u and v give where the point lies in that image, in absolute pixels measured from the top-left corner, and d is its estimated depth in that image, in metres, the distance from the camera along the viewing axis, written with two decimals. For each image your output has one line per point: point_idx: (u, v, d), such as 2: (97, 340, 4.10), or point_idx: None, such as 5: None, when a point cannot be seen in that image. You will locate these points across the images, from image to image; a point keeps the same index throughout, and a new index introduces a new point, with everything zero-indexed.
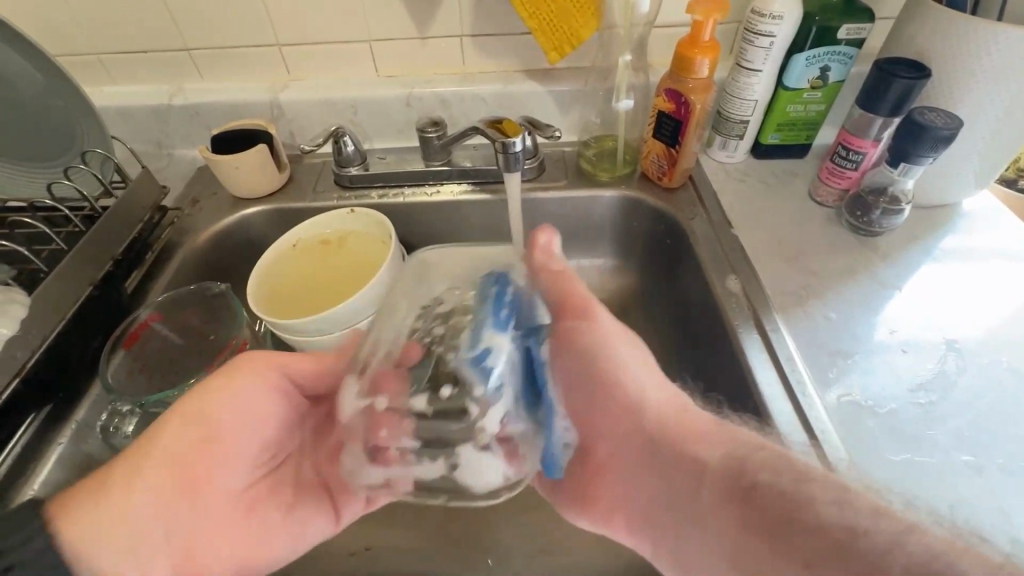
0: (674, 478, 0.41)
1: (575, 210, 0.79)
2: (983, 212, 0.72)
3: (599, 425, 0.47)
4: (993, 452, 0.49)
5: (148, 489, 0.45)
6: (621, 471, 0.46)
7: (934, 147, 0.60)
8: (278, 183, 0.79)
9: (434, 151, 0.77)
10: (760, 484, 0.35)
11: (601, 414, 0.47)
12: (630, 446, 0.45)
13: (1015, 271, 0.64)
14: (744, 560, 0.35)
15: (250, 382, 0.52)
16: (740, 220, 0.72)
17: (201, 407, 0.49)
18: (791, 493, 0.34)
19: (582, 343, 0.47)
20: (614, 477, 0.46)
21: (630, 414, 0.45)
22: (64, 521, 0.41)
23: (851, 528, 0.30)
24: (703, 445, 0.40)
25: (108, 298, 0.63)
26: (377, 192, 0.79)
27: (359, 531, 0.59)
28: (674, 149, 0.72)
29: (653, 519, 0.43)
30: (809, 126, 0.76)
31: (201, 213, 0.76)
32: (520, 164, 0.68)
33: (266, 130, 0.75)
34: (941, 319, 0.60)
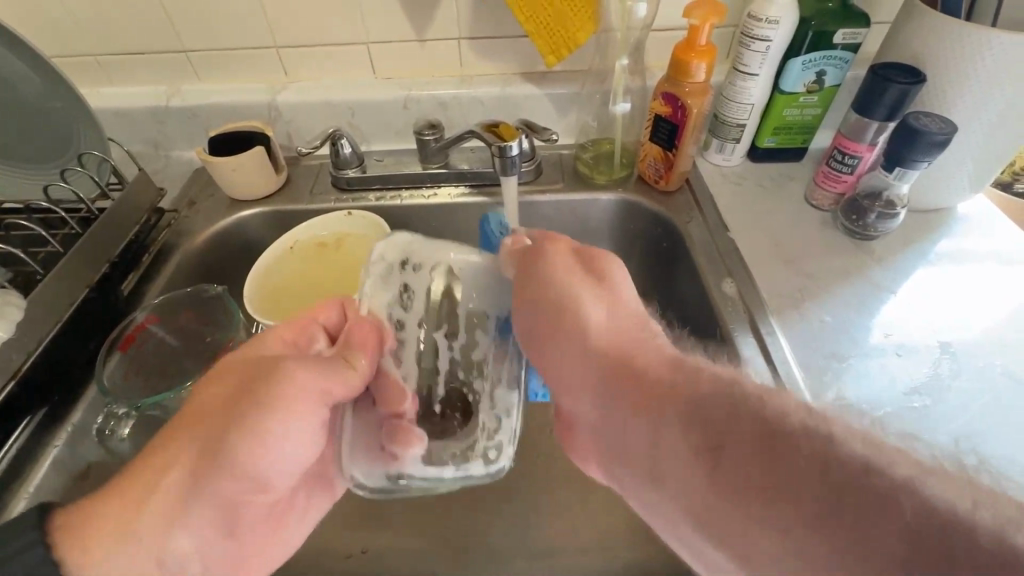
0: (637, 419, 0.35)
1: (572, 212, 0.79)
2: (978, 216, 0.72)
3: (551, 362, 0.42)
4: (987, 455, 0.49)
5: (188, 525, 0.42)
6: (587, 416, 0.40)
7: (929, 151, 0.60)
8: (276, 185, 0.79)
9: (432, 154, 0.77)
10: (780, 433, 0.29)
11: (551, 347, 0.42)
12: (590, 383, 0.39)
13: (1009, 275, 0.65)
14: (738, 523, 0.29)
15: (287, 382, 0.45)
16: (736, 223, 0.72)
17: (241, 432, 0.43)
18: (820, 456, 0.27)
19: (532, 286, 0.46)
20: (583, 420, 0.41)
21: (581, 342, 0.41)
22: (88, 566, 0.38)
23: (862, 465, 0.26)
24: (674, 384, 0.34)
25: (105, 300, 0.63)
26: (375, 194, 0.79)
27: (356, 533, 0.59)
28: (670, 152, 0.72)
29: (615, 469, 0.37)
30: (805, 130, 0.76)
31: (198, 215, 0.76)
32: (517, 168, 0.68)
33: (263, 132, 0.75)
34: (935, 322, 0.60)
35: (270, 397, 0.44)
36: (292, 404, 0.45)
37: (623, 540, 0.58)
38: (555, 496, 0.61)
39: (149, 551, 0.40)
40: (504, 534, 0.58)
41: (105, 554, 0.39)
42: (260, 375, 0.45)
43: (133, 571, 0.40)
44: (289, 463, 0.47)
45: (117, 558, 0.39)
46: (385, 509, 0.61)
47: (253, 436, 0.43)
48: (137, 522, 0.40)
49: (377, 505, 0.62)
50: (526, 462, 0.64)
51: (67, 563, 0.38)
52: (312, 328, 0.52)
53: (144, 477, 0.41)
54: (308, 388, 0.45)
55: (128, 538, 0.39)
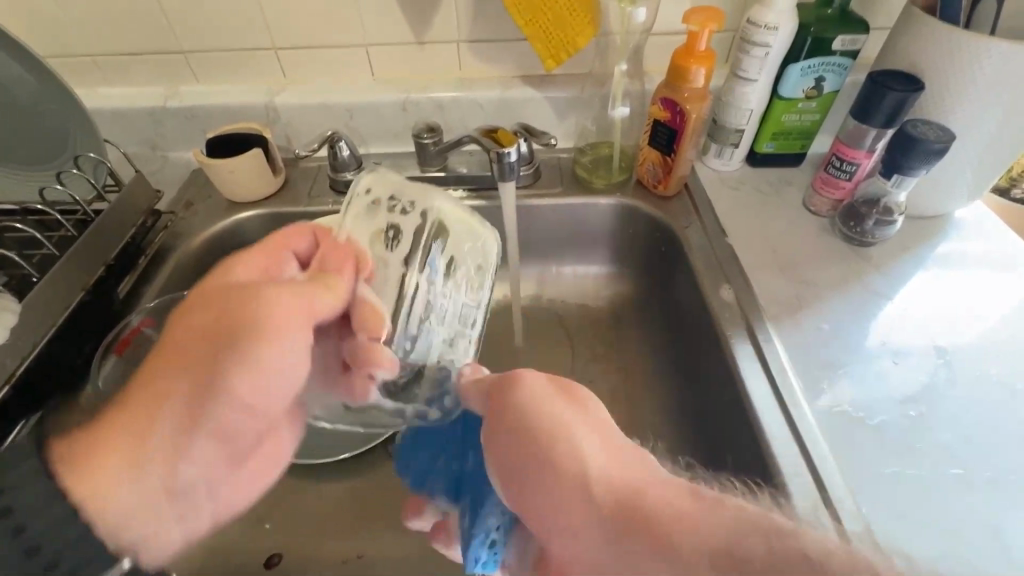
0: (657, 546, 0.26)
1: (570, 216, 0.79)
2: (975, 222, 0.72)
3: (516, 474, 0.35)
4: (984, 465, 0.49)
5: (194, 458, 0.38)
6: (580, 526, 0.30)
7: (926, 159, 0.60)
8: (273, 188, 0.78)
9: (430, 157, 0.77)
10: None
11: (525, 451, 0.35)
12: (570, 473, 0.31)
13: (1006, 282, 0.65)
14: None
15: (285, 305, 0.43)
16: (734, 229, 0.72)
17: (227, 355, 0.39)
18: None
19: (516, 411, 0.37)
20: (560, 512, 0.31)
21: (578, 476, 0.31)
22: (95, 503, 0.35)
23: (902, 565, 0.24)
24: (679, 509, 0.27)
25: (99, 304, 0.62)
26: None
27: (352, 538, 0.59)
28: (669, 157, 0.72)
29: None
30: (804, 136, 0.76)
31: (196, 217, 0.76)
32: (515, 173, 0.68)
33: (261, 134, 0.75)
34: (932, 330, 0.60)
35: (255, 321, 0.41)
36: (274, 300, 0.43)
37: None
38: None
39: (158, 493, 0.36)
40: None
41: (103, 495, 0.35)
42: (231, 302, 0.42)
43: (140, 502, 0.36)
44: (285, 397, 0.44)
45: (123, 497, 0.35)
46: (382, 513, 0.61)
47: (243, 358, 0.40)
48: (139, 455, 0.36)
49: (373, 510, 0.61)
50: None
51: (73, 494, 0.34)
52: (283, 253, 0.49)
53: (129, 411, 0.37)
54: (291, 307, 0.43)
55: (130, 471, 0.35)
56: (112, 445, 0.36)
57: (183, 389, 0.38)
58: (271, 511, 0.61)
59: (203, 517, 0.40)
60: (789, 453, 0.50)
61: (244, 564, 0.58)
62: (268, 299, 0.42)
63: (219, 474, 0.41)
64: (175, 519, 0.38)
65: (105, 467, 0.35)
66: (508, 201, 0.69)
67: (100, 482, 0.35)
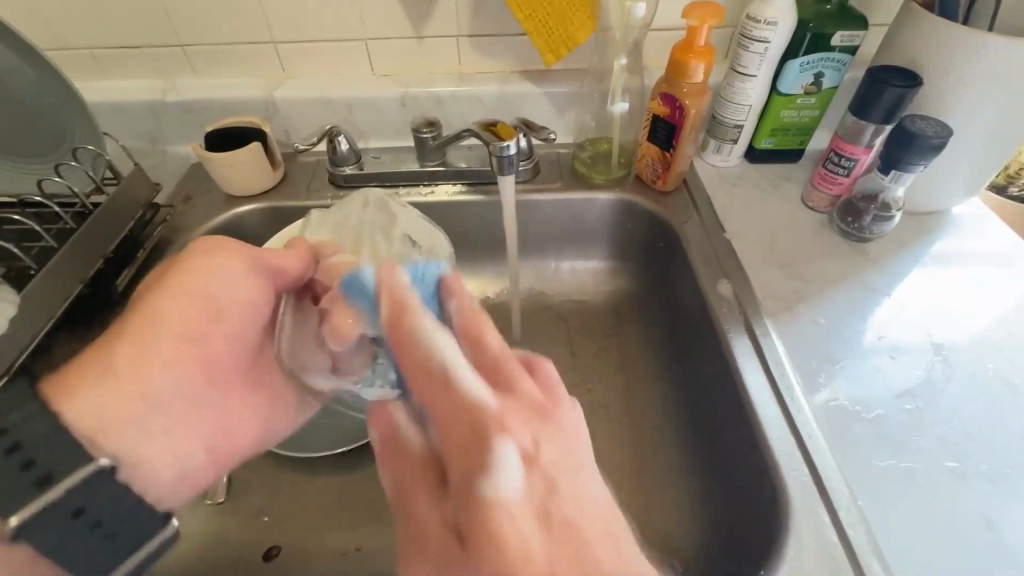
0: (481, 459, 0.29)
1: (570, 211, 0.79)
2: (972, 219, 0.72)
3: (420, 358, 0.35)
4: (979, 460, 0.50)
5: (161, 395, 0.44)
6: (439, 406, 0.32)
7: (924, 154, 0.60)
8: (273, 182, 0.78)
9: (429, 152, 0.77)
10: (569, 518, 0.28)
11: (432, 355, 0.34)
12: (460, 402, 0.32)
13: (1002, 278, 0.65)
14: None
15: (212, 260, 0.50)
16: (732, 225, 0.72)
17: (189, 308, 0.47)
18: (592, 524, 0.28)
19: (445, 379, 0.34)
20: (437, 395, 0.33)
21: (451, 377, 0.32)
22: (100, 434, 0.41)
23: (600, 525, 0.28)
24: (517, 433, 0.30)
25: (98, 297, 0.62)
26: (372, 192, 0.79)
27: (351, 531, 0.59)
28: (668, 152, 0.72)
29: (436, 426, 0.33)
30: (803, 132, 0.76)
31: (194, 210, 0.76)
32: (515, 167, 0.68)
33: (260, 128, 0.75)
34: (929, 325, 0.60)
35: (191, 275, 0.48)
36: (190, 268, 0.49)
37: None
38: None
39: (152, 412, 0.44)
40: None
41: (117, 419, 0.42)
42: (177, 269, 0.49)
43: (147, 416, 0.43)
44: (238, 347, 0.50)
45: (132, 434, 0.42)
46: (381, 506, 0.61)
47: (178, 303, 0.47)
48: (116, 393, 0.42)
49: (372, 503, 0.61)
50: None
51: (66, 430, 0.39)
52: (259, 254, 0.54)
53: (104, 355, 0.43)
54: (232, 269, 0.50)
55: (107, 391, 0.42)
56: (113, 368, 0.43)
57: (164, 335, 0.46)
58: (269, 505, 0.62)
59: (190, 452, 0.46)
60: (787, 446, 0.50)
61: (243, 556, 0.58)
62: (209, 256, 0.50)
63: (186, 410, 0.46)
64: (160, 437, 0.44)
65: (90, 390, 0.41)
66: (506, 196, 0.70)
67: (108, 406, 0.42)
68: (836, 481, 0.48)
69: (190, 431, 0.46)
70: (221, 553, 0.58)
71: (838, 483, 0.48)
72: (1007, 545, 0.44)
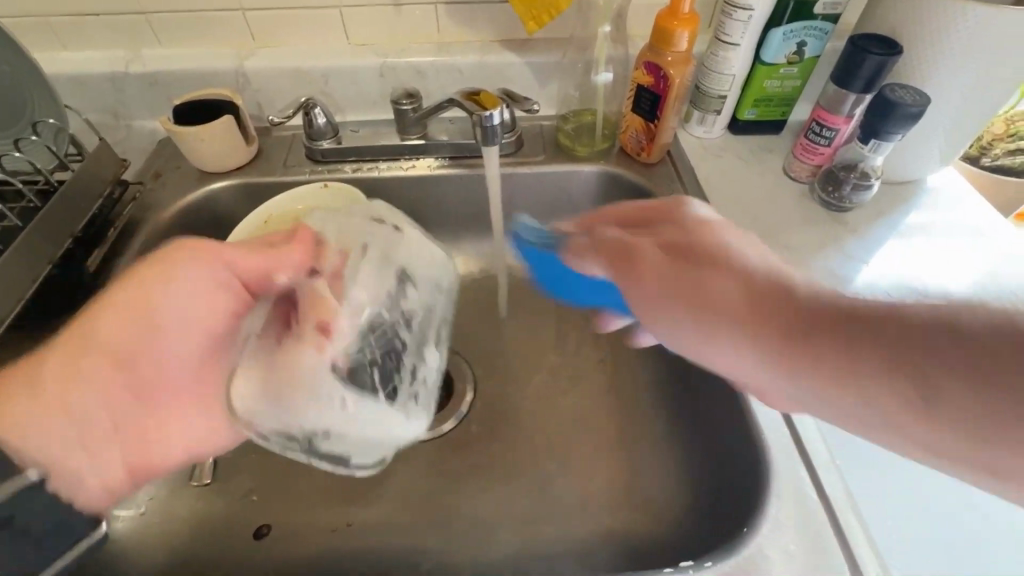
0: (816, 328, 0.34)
1: (554, 184, 0.78)
2: (946, 188, 0.74)
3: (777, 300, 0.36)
4: None
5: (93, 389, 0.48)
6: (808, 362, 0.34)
7: (903, 123, 0.61)
8: (247, 157, 0.76)
9: (410, 124, 0.75)
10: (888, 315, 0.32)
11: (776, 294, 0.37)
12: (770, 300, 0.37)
13: (973, 245, 0.67)
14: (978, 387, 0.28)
15: (169, 264, 0.52)
16: (715, 197, 0.73)
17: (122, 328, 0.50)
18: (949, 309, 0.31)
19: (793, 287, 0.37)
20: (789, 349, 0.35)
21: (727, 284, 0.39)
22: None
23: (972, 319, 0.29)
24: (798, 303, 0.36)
25: (68, 276, 0.60)
26: (351, 166, 0.77)
27: (342, 508, 0.59)
28: (652, 123, 0.72)
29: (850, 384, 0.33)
30: (785, 102, 0.76)
31: (165, 187, 0.73)
32: (498, 138, 0.67)
33: (232, 100, 0.72)
34: (905, 292, 0.62)
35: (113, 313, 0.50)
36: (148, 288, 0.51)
37: (604, 505, 0.58)
38: (536, 464, 0.61)
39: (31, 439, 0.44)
40: (489, 502, 0.59)
41: (37, 431, 0.44)
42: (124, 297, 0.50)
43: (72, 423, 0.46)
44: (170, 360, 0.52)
45: (50, 433, 0.44)
46: (370, 483, 0.61)
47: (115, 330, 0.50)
48: (40, 385, 0.45)
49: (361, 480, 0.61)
50: (508, 432, 0.64)
51: None
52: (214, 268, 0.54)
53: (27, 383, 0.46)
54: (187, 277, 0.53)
55: (35, 390, 0.45)
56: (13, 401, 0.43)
57: (98, 350, 0.49)
58: (257, 484, 0.61)
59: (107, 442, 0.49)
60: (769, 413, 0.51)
61: (233, 537, 0.58)
62: (174, 261, 0.52)
63: (115, 408, 0.50)
64: (88, 453, 0.47)
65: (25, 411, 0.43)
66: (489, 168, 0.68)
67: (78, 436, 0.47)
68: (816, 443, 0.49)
69: (109, 433, 0.49)
70: (211, 534, 0.58)
71: (816, 448, 0.49)
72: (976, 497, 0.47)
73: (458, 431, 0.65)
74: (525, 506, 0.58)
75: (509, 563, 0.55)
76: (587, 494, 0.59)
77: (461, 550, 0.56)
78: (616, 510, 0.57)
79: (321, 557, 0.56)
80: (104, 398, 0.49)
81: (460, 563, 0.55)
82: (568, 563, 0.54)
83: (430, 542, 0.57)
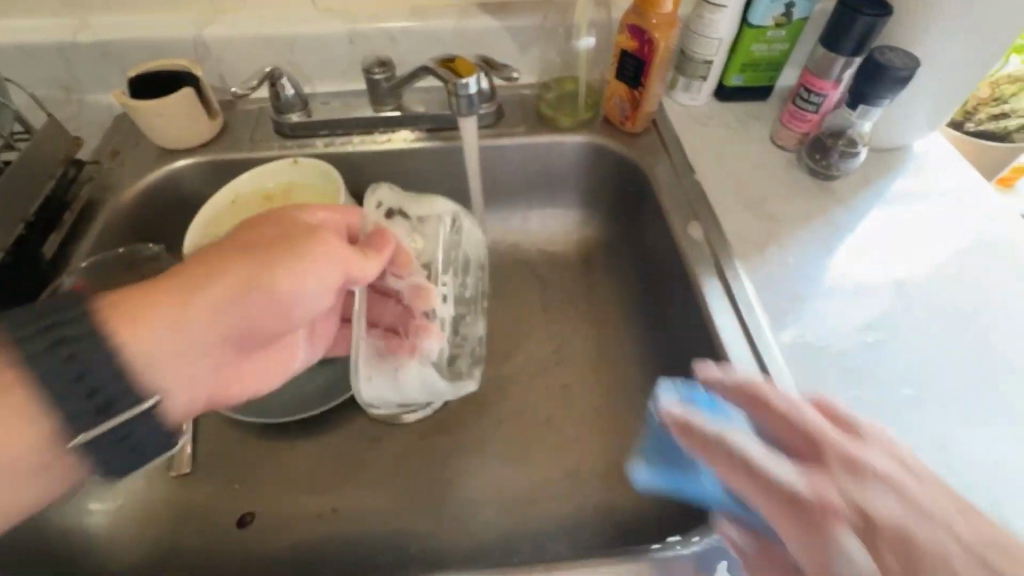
0: None
1: (536, 156, 0.76)
2: (932, 152, 0.73)
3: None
4: (932, 386, 0.52)
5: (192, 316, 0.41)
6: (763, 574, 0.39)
7: (892, 88, 0.59)
8: (211, 133, 0.72)
9: (384, 95, 0.71)
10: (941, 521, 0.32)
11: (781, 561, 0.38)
12: None
13: (958, 212, 0.66)
14: None
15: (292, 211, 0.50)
16: (702, 167, 0.71)
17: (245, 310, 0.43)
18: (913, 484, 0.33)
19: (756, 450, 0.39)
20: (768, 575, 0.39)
21: None
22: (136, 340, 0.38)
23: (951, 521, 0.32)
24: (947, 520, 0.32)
25: (26, 266, 0.57)
26: (324, 141, 0.73)
27: (327, 493, 0.58)
28: (637, 90, 0.69)
29: None
30: (772, 67, 0.74)
31: (124, 166, 0.69)
32: (476, 107, 0.65)
33: (191, 71, 0.67)
34: (889, 261, 0.61)
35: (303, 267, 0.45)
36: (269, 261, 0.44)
37: (591, 483, 0.58)
38: (524, 444, 0.61)
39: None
40: (476, 484, 0.58)
41: (153, 351, 0.39)
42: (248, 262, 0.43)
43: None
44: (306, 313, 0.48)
45: (146, 338, 0.39)
46: (354, 466, 0.60)
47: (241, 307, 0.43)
48: (183, 315, 0.40)
49: (345, 464, 0.60)
50: (495, 412, 0.63)
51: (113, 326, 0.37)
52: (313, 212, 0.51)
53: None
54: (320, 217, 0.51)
55: (176, 319, 0.40)
56: (135, 315, 0.39)
57: (228, 277, 0.42)
58: (239, 471, 0.60)
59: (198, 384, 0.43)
60: None
61: (216, 527, 0.57)
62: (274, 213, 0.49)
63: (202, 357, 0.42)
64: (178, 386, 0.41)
65: (152, 316, 0.39)
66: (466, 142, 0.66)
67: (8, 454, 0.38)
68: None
69: (198, 374, 0.43)
70: (193, 524, 0.57)
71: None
72: (954, 466, 0.47)
73: (443, 412, 0.63)
74: (512, 487, 0.58)
75: (498, 544, 0.54)
76: (574, 472, 0.58)
77: (449, 532, 0.55)
78: (604, 488, 0.57)
79: (307, 544, 0.55)
80: (211, 327, 0.42)
81: (448, 547, 0.54)
82: (556, 543, 0.54)
83: (417, 524, 0.56)
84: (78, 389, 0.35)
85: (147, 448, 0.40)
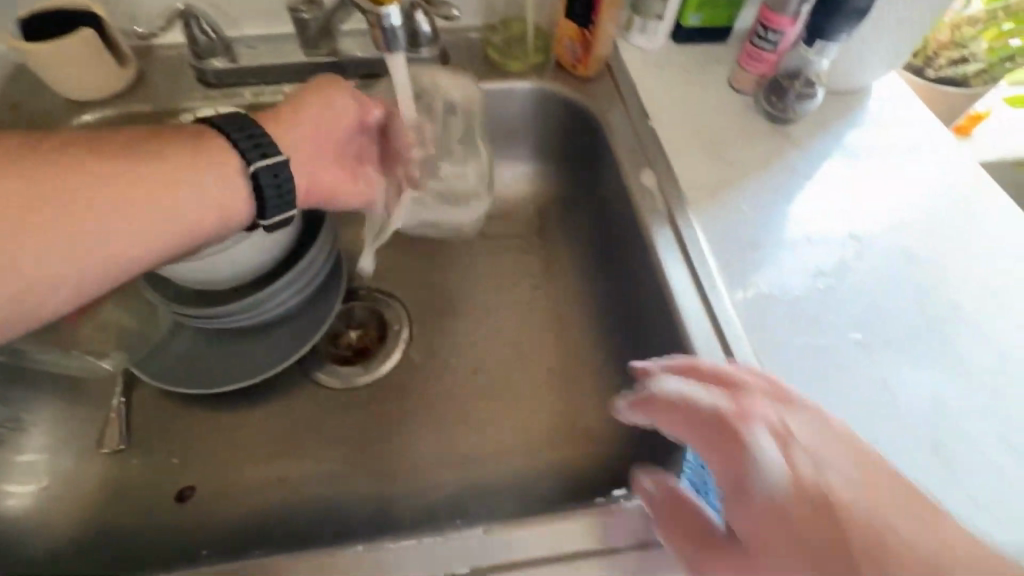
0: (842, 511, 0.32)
1: (485, 105, 0.71)
2: (890, 96, 0.71)
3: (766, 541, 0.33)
4: (880, 330, 0.52)
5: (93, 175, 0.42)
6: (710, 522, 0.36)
7: (849, 19, 0.58)
8: (122, 83, 0.65)
9: (314, 38, 0.65)
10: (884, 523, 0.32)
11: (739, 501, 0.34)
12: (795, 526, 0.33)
13: (912, 156, 0.65)
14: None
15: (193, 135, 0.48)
16: (657, 113, 0.67)
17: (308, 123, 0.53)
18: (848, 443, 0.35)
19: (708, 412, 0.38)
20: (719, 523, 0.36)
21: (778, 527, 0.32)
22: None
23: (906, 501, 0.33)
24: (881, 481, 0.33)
25: None
26: (251, 90, 0.67)
27: (269, 464, 0.56)
28: (588, 30, 0.65)
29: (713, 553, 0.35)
30: (730, 6, 0.70)
31: (24, 122, 0.62)
32: (403, 42, 0.55)
33: (90, 10, 0.60)
34: (843, 207, 0.60)
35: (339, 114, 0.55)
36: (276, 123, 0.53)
37: (544, 440, 0.57)
38: (475, 403, 0.59)
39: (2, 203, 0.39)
40: (426, 446, 0.57)
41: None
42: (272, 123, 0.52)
43: (123, 203, 0.43)
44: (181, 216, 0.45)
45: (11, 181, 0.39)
46: (298, 434, 0.57)
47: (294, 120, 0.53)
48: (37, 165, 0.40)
49: (288, 432, 0.58)
50: (445, 373, 0.61)
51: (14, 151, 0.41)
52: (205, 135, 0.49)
53: (73, 144, 0.43)
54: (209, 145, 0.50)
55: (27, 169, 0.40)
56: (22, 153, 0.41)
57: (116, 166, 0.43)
58: (175, 445, 0.57)
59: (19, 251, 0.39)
60: (706, 340, 0.49)
61: (151, 503, 0.54)
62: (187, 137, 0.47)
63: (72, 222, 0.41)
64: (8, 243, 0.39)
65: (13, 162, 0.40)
66: (399, 81, 0.57)
67: (147, 148, 0.45)
68: (748, 361, 0.48)
69: (40, 239, 0.40)
70: (127, 501, 0.54)
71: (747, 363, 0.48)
72: (897, 408, 0.48)
73: (392, 375, 0.61)
74: (462, 448, 0.56)
75: (448, 504, 0.53)
76: (527, 431, 0.57)
77: (398, 497, 0.54)
78: (557, 445, 0.56)
79: (249, 515, 0.53)
80: (94, 188, 0.42)
81: (397, 510, 0.53)
82: (508, 501, 0.53)
83: (365, 491, 0.54)
84: (245, 141, 0.48)
85: (288, 197, 0.49)
